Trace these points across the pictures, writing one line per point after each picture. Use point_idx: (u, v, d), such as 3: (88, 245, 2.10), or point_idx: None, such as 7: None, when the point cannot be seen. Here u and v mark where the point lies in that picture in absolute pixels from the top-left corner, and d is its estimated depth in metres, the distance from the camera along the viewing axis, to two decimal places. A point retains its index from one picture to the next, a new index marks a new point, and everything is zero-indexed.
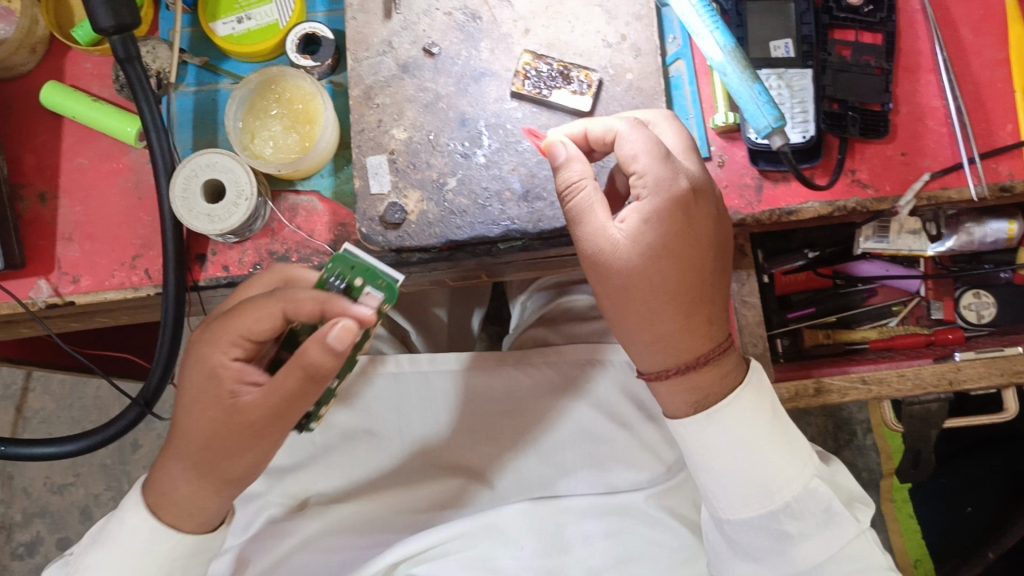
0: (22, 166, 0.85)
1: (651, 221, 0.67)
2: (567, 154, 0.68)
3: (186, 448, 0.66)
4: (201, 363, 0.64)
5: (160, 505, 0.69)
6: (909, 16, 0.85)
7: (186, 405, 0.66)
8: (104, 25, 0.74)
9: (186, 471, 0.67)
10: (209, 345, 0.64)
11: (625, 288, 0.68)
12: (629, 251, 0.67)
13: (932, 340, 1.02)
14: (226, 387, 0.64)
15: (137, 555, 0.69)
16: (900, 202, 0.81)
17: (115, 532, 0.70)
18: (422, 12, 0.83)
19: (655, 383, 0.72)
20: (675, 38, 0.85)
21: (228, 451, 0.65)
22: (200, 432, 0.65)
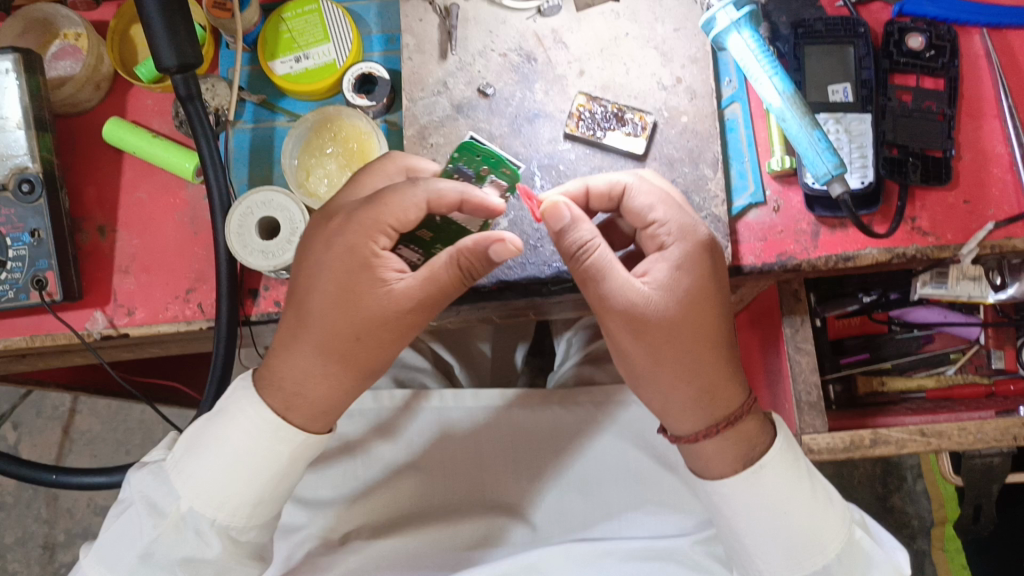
0: (82, 199, 0.86)
1: (681, 267, 0.67)
2: (573, 214, 0.64)
3: (323, 344, 0.65)
4: (346, 251, 0.64)
5: (290, 406, 0.66)
6: (973, 61, 0.84)
7: (324, 297, 0.64)
8: (167, 64, 0.75)
9: (325, 363, 0.65)
10: (359, 233, 0.64)
11: (664, 342, 0.66)
12: (666, 299, 0.66)
13: (994, 391, 1.00)
14: (376, 275, 0.64)
15: (256, 452, 0.65)
16: (963, 250, 0.79)
17: (228, 428, 0.65)
18: (478, 53, 0.83)
19: (697, 444, 0.68)
20: (731, 81, 0.84)
21: (375, 342, 0.65)
22: (343, 323, 0.64)
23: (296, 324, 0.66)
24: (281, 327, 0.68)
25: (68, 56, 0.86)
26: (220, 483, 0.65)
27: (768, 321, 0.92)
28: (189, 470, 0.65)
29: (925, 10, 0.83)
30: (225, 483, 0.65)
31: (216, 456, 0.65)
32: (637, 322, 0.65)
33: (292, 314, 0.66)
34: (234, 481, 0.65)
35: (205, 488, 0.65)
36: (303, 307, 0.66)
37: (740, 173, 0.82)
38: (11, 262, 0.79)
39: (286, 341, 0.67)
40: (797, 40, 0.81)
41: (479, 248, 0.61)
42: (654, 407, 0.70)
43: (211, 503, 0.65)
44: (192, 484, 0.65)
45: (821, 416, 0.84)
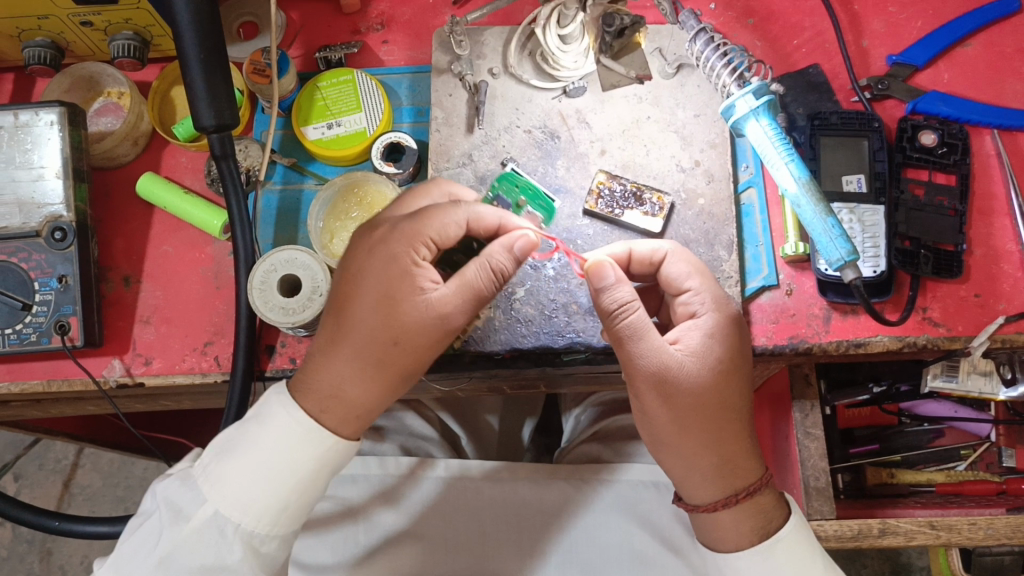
0: (111, 249, 0.89)
1: (711, 336, 0.70)
2: (615, 274, 0.66)
3: (360, 349, 0.66)
4: (388, 260, 0.66)
5: (322, 409, 0.67)
6: (983, 161, 0.86)
7: (363, 301, 0.66)
8: (205, 123, 0.78)
9: (360, 367, 0.66)
10: (401, 242, 0.66)
11: (691, 408, 0.68)
12: (697, 367, 0.68)
13: (1004, 489, 0.98)
14: (416, 281, 0.65)
15: (285, 455, 0.65)
16: (973, 342, 0.80)
17: (258, 433, 0.65)
18: (503, 129, 0.86)
19: (715, 513, 0.69)
20: (748, 166, 0.86)
21: (410, 347, 0.66)
22: (381, 329, 0.65)
23: (334, 329, 0.67)
24: (318, 332, 0.69)
25: (110, 113, 0.90)
26: (248, 489, 0.64)
27: (777, 403, 0.92)
28: (218, 475, 0.65)
29: (938, 109, 0.86)
30: (252, 488, 0.64)
31: (245, 461, 0.65)
32: (668, 386, 0.67)
33: (329, 317, 0.68)
34: (261, 487, 0.64)
35: (232, 492, 0.64)
36: (342, 313, 0.67)
37: (755, 257, 0.84)
38: (36, 306, 0.81)
39: (321, 343, 0.68)
40: (813, 130, 0.84)
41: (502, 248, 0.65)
42: (672, 476, 0.71)
43: (237, 508, 0.64)
44: (220, 489, 0.64)
45: (828, 502, 0.84)
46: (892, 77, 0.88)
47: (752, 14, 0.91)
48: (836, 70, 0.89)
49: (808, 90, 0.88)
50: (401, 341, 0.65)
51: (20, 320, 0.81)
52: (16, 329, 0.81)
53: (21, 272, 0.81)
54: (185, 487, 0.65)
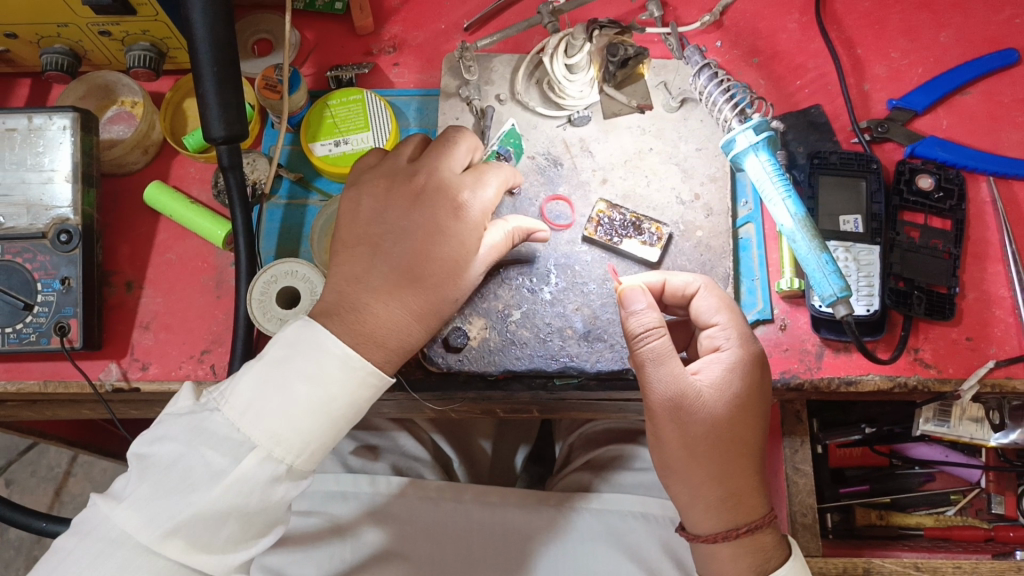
0: (115, 255, 0.90)
1: (732, 371, 0.71)
2: (647, 299, 0.70)
3: (432, 302, 0.70)
4: (468, 219, 0.72)
5: (358, 334, 0.67)
6: (979, 208, 0.87)
7: (413, 233, 0.71)
8: (215, 134, 0.80)
9: (427, 320, 0.70)
10: (481, 206, 0.73)
11: (702, 437, 0.69)
12: (713, 400, 0.69)
13: (993, 536, 0.97)
14: (478, 228, 0.72)
15: (339, 391, 0.64)
16: (963, 385, 0.80)
17: (309, 368, 0.63)
18: (507, 154, 0.88)
19: (713, 545, 0.70)
20: (747, 202, 0.88)
21: (451, 283, 0.71)
22: (454, 283, 0.71)
23: (375, 258, 0.70)
24: (343, 261, 0.71)
25: (122, 122, 0.92)
26: (300, 427, 0.63)
27: None
28: (265, 414, 0.62)
29: (936, 154, 0.87)
30: (304, 427, 0.63)
31: (298, 397, 0.63)
32: (683, 413, 0.69)
33: (366, 246, 0.71)
34: (312, 425, 0.63)
35: (283, 431, 0.62)
36: (410, 262, 0.70)
37: (750, 290, 0.85)
38: (38, 306, 0.82)
39: (354, 270, 0.70)
40: (812, 169, 0.85)
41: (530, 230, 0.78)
42: (677, 503, 0.72)
43: (288, 448, 0.63)
44: (270, 427, 0.62)
45: (814, 539, 0.83)
46: (892, 121, 0.89)
47: (757, 53, 0.93)
48: (838, 112, 0.91)
49: (809, 130, 0.89)
50: (446, 273, 0.70)
51: (21, 319, 0.82)
52: (16, 329, 0.82)
53: (26, 272, 0.82)
54: (225, 429, 0.62)
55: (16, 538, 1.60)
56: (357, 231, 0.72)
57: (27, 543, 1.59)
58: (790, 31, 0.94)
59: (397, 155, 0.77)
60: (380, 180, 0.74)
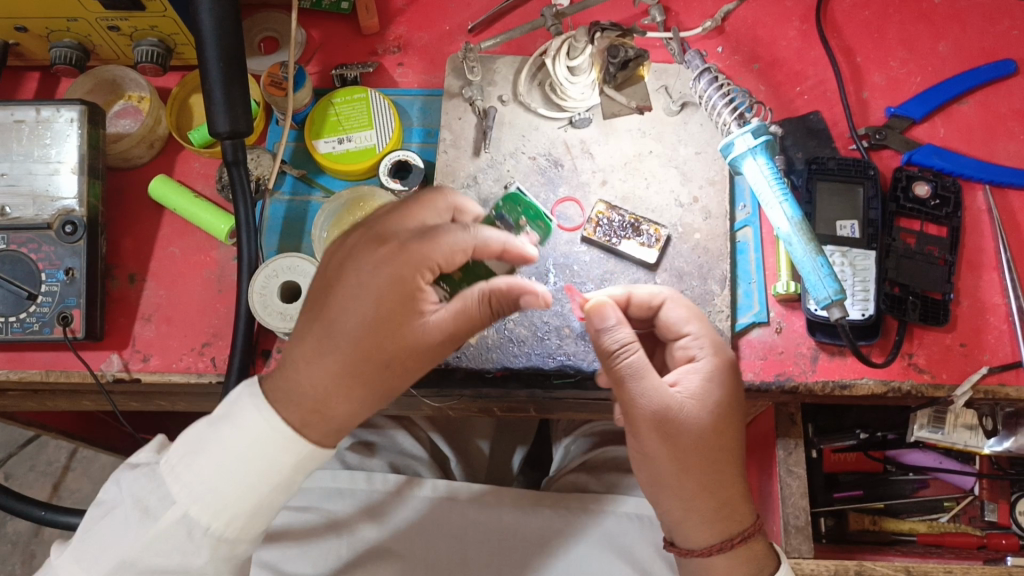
0: (118, 248, 0.90)
1: (709, 379, 0.71)
2: (618, 316, 0.69)
3: (357, 368, 0.62)
4: (398, 283, 0.62)
5: (304, 422, 0.62)
6: (975, 216, 0.88)
7: (359, 321, 0.61)
8: (220, 130, 0.81)
9: (351, 385, 0.62)
10: (411, 264, 0.62)
11: (692, 450, 0.69)
12: (696, 409, 0.69)
13: (985, 544, 0.98)
14: (412, 290, 0.62)
15: (264, 452, 0.61)
16: (956, 391, 0.81)
17: (238, 429, 0.61)
18: (509, 154, 0.89)
19: (710, 558, 0.70)
20: (745, 206, 0.89)
21: (405, 369, 0.64)
22: (378, 351, 0.62)
23: (313, 314, 0.64)
24: (299, 315, 0.65)
25: (128, 116, 0.93)
26: (221, 490, 0.61)
27: (763, 446, 0.92)
28: (189, 474, 0.61)
29: (933, 162, 0.88)
30: (227, 488, 0.61)
31: (219, 458, 0.61)
32: (670, 426, 0.68)
33: (314, 326, 0.62)
34: (235, 488, 0.61)
35: (203, 492, 0.61)
36: (331, 321, 0.62)
37: (746, 293, 0.86)
38: (42, 296, 0.83)
39: (301, 352, 0.62)
40: (810, 175, 0.86)
41: (513, 292, 0.64)
42: (670, 521, 0.71)
43: (207, 510, 0.61)
44: (189, 488, 0.61)
45: (807, 541, 0.83)
46: (889, 129, 0.90)
47: (758, 60, 0.94)
48: (836, 119, 0.91)
49: (807, 136, 0.90)
50: (394, 363, 0.63)
51: (24, 309, 0.83)
52: (19, 318, 0.83)
53: (30, 262, 0.83)
54: (156, 482, 0.62)
55: (14, 532, 1.60)
56: (318, 280, 0.66)
57: (23, 537, 1.60)
58: (790, 39, 0.95)
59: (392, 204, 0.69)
60: (345, 243, 0.65)
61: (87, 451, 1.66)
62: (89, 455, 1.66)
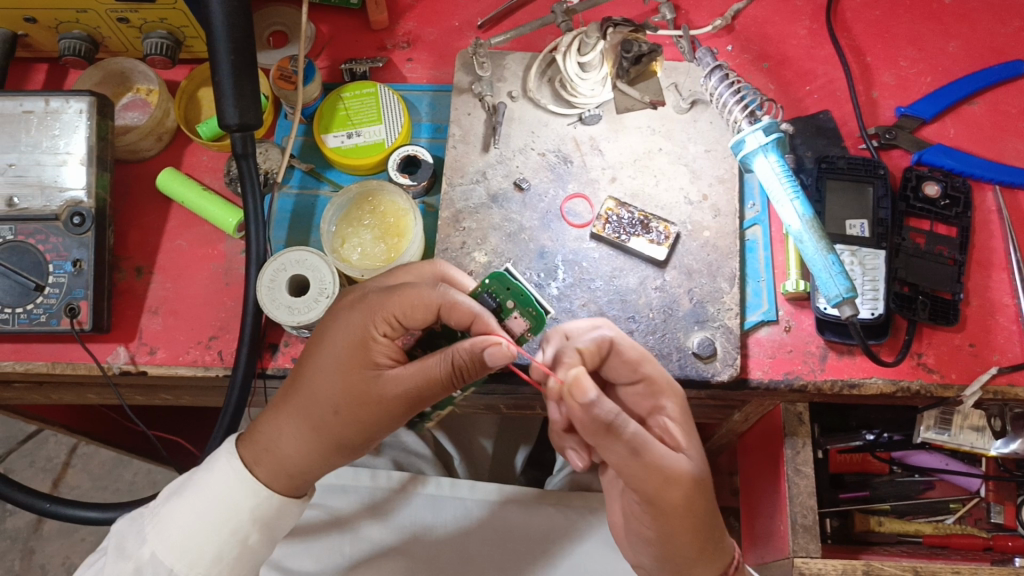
0: (125, 241, 0.90)
1: (683, 423, 0.73)
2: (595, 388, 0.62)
3: (309, 413, 0.72)
4: (352, 334, 0.71)
5: (258, 461, 0.73)
6: (984, 215, 0.87)
7: (323, 368, 0.71)
8: (230, 122, 0.80)
9: (301, 429, 0.72)
10: (364, 315, 0.71)
11: (704, 505, 0.70)
12: (696, 463, 0.71)
13: (991, 545, 0.97)
14: (360, 340, 0.71)
15: (225, 501, 0.71)
16: (965, 391, 0.81)
17: (204, 479, 0.72)
18: (518, 150, 0.89)
19: None
20: (755, 204, 0.88)
21: (354, 418, 0.71)
22: (325, 397, 0.71)
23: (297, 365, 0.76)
24: None
25: (137, 109, 0.92)
26: (181, 531, 0.70)
27: (768, 445, 0.92)
28: (156, 517, 0.72)
29: (943, 161, 0.88)
30: (188, 531, 0.70)
31: (181, 504, 0.71)
32: (693, 484, 0.68)
33: (289, 378, 0.74)
34: (196, 530, 0.70)
35: (167, 533, 0.70)
36: (300, 370, 0.73)
37: (755, 292, 0.86)
38: (49, 287, 0.82)
39: (276, 401, 0.74)
40: (820, 174, 0.86)
41: (473, 350, 0.65)
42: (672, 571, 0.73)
43: (170, 551, 0.70)
44: (157, 530, 0.71)
45: (815, 541, 0.83)
46: (899, 128, 0.90)
47: (767, 58, 0.94)
48: (846, 118, 0.91)
49: (817, 135, 0.90)
50: (343, 410, 0.71)
51: (31, 300, 0.83)
52: (27, 309, 0.82)
53: (38, 253, 0.83)
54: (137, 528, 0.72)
55: (13, 528, 1.60)
56: None
57: (22, 533, 1.60)
58: (800, 37, 0.95)
59: (394, 271, 0.77)
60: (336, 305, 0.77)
61: (87, 447, 1.66)
62: (89, 451, 1.66)
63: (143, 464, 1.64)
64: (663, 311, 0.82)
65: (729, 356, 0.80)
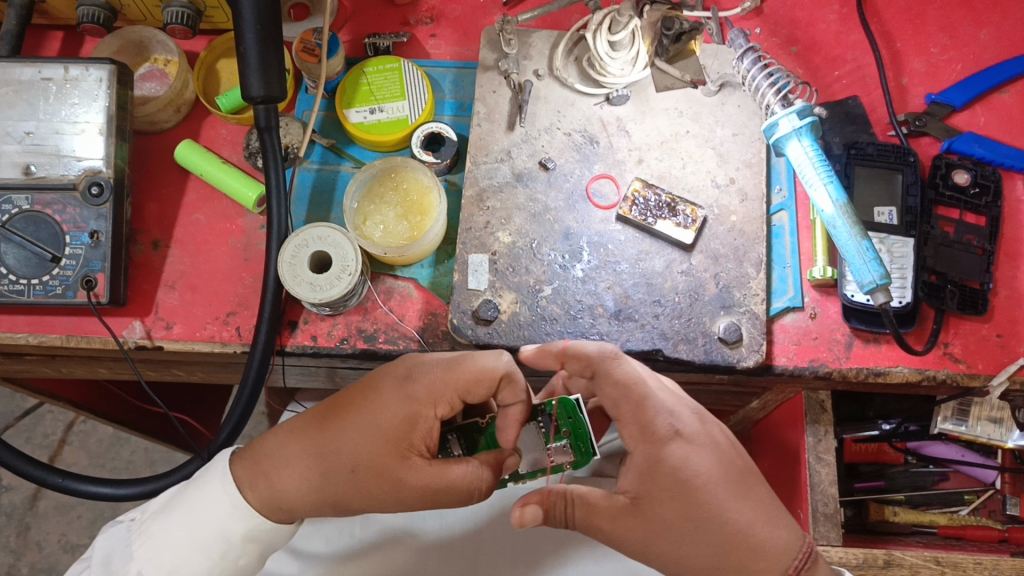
0: (142, 214, 0.89)
1: (658, 459, 0.68)
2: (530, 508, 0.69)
3: (325, 460, 0.69)
4: (406, 408, 0.69)
5: (253, 485, 0.71)
6: (1013, 205, 0.87)
7: (363, 423, 0.69)
8: (254, 93, 0.79)
9: (308, 470, 0.70)
10: (430, 392, 0.68)
11: (673, 545, 0.67)
12: (697, 470, 0.68)
13: (1006, 537, 0.98)
14: (407, 412, 0.68)
15: (213, 526, 0.70)
16: (992, 382, 0.80)
17: (194, 498, 0.71)
18: (544, 129, 0.87)
19: None
20: (782, 189, 0.87)
21: (366, 484, 0.69)
22: (349, 455, 0.69)
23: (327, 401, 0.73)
24: None
25: (154, 79, 0.91)
26: (170, 551, 0.71)
27: (787, 432, 0.91)
28: (146, 536, 0.72)
29: (973, 150, 0.87)
30: (175, 553, 0.71)
31: (171, 525, 0.71)
32: (665, 481, 0.67)
33: (319, 416, 0.71)
34: (179, 551, 0.71)
35: (158, 554, 0.71)
36: (335, 415, 0.70)
37: (781, 278, 0.85)
38: (66, 259, 0.81)
39: (295, 430, 0.72)
40: (849, 159, 0.85)
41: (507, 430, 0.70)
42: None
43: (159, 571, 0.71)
44: (146, 549, 0.71)
45: (835, 529, 0.82)
46: (929, 116, 0.89)
47: (796, 42, 0.93)
48: (875, 105, 0.90)
49: (845, 121, 0.89)
50: (361, 471, 0.69)
51: (48, 271, 0.81)
52: (43, 280, 0.81)
53: (54, 224, 0.82)
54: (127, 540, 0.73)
55: (8, 505, 1.58)
56: None
57: (18, 510, 1.58)
58: (830, 22, 0.94)
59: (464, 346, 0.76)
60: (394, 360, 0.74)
61: (84, 424, 1.64)
62: (86, 429, 1.64)
63: (141, 442, 1.63)
64: (688, 295, 0.81)
65: (756, 341, 0.79)
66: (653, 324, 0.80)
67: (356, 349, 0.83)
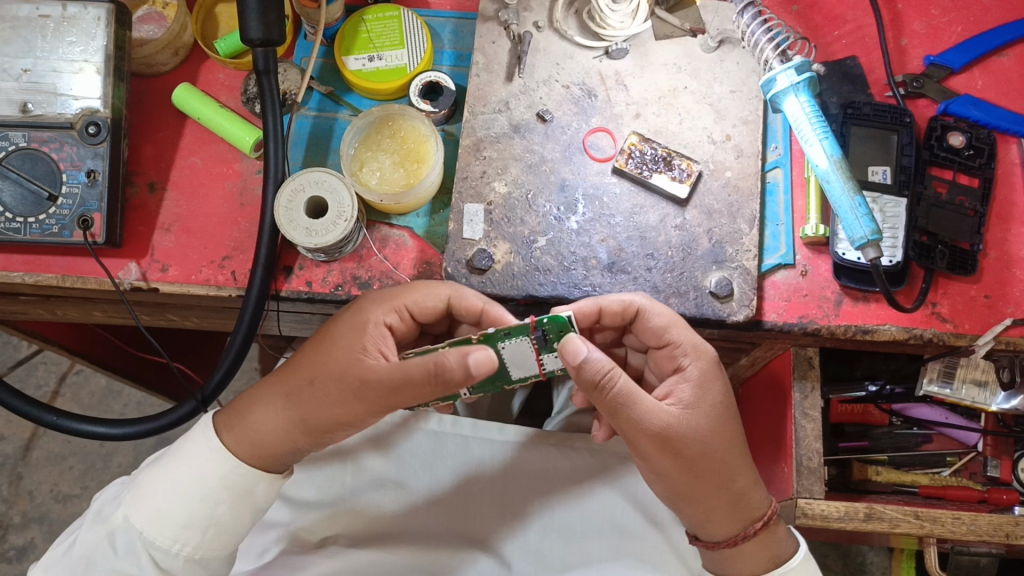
0: (139, 156, 0.89)
1: (704, 384, 0.74)
2: (587, 349, 0.66)
3: (290, 381, 0.72)
4: (358, 317, 0.73)
5: (229, 427, 0.73)
6: (1007, 168, 0.87)
7: (320, 342, 0.73)
8: (253, 36, 0.79)
9: (276, 395, 0.73)
10: (377, 303, 0.74)
11: (705, 452, 0.72)
12: (724, 401, 0.74)
13: (986, 498, 0.98)
14: (356, 320, 0.73)
15: (196, 471, 0.71)
16: (978, 341, 0.81)
17: (185, 449, 0.73)
18: (542, 81, 0.87)
19: (758, 528, 0.74)
20: (777, 147, 0.88)
21: (322, 391, 0.70)
22: (307, 368, 0.71)
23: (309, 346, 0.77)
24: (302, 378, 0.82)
25: (152, 21, 0.90)
26: (155, 497, 0.71)
27: (772, 390, 0.93)
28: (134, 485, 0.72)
29: (969, 112, 0.87)
30: (161, 499, 0.71)
31: (158, 474, 0.71)
32: (705, 402, 0.73)
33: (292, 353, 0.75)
34: (164, 499, 0.70)
35: (143, 501, 0.71)
36: (302, 348, 0.74)
37: (774, 234, 0.85)
38: (62, 198, 0.81)
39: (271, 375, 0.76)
40: (845, 119, 0.85)
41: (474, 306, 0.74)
42: (726, 500, 0.73)
43: (143, 517, 0.70)
44: (132, 497, 0.71)
45: (819, 482, 0.83)
46: (926, 77, 0.89)
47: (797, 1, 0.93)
48: (873, 65, 0.90)
49: (843, 81, 0.89)
50: (316, 380, 0.71)
51: (44, 210, 0.81)
52: (38, 219, 0.81)
53: (50, 162, 0.82)
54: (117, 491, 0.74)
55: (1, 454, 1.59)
56: None
57: (10, 460, 1.59)
58: None
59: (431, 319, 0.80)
60: None
61: (77, 375, 1.65)
62: (79, 380, 1.65)
63: (134, 396, 1.63)
64: (681, 249, 0.82)
65: (746, 296, 0.80)
66: (645, 278, 0.81)
67: (350, 295, 0.84)
